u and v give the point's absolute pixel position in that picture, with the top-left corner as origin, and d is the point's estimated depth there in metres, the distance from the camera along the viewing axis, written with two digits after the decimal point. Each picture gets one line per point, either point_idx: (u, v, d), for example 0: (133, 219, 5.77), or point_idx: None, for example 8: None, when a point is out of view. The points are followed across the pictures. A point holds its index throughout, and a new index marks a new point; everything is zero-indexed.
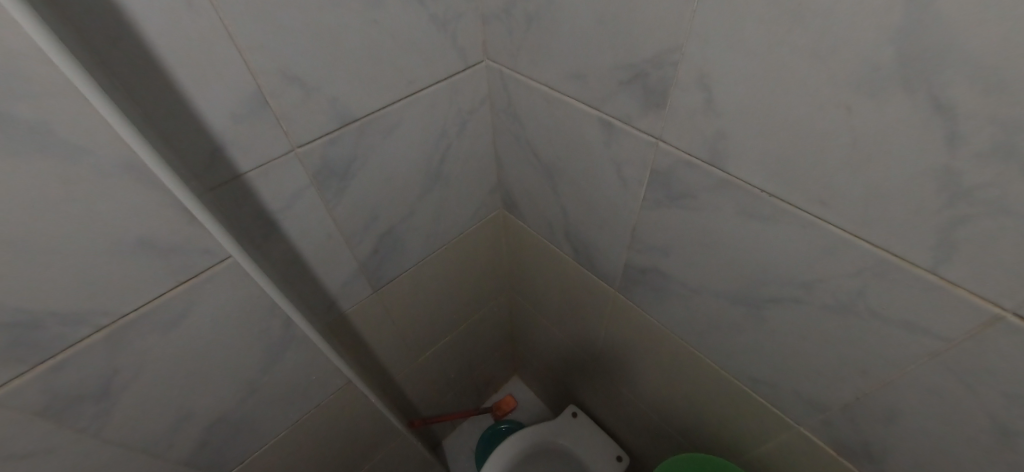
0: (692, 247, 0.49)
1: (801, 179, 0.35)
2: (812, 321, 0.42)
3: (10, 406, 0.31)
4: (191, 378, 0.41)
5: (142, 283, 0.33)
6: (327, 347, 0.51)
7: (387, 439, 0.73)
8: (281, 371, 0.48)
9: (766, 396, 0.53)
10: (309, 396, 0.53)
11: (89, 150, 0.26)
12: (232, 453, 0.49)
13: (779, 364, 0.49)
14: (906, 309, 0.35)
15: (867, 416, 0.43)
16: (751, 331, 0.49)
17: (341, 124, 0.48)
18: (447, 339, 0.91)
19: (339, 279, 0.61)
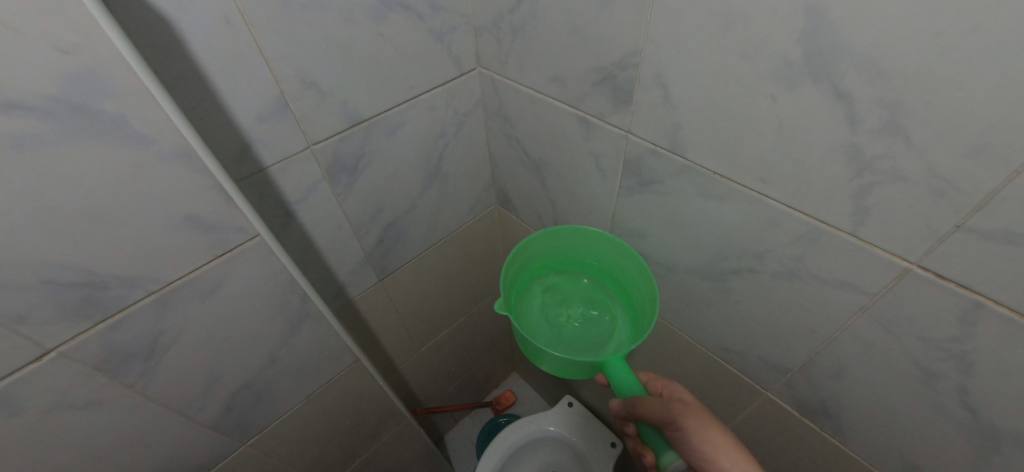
0: (664, 229, 0.55)
1: (743, 161, 0.41)
2: (766, 289, 0.48)
3: (74, 358, 0.37)
4: (221, 345, 0.46)
5: (185, 256, 0.39)
6: (338, 323, 0.56)
7: (390, 423, 0.78)
8: (297, 345, 0.53)
9: (737, 365, 0.59)
10: (321, 370, 0.58)
11: (154, 139, 0.33)
12: (252, 421, 0.55)
13: (745, 332, 0.54)
14: (838, 269, 0.40)
15: (821, 373, 0.48)
16: (719, 303, 0.55)
17: (351, 125, 0.55)
18: (447, 331, 0.97)
19: (348, 267, 0.67)
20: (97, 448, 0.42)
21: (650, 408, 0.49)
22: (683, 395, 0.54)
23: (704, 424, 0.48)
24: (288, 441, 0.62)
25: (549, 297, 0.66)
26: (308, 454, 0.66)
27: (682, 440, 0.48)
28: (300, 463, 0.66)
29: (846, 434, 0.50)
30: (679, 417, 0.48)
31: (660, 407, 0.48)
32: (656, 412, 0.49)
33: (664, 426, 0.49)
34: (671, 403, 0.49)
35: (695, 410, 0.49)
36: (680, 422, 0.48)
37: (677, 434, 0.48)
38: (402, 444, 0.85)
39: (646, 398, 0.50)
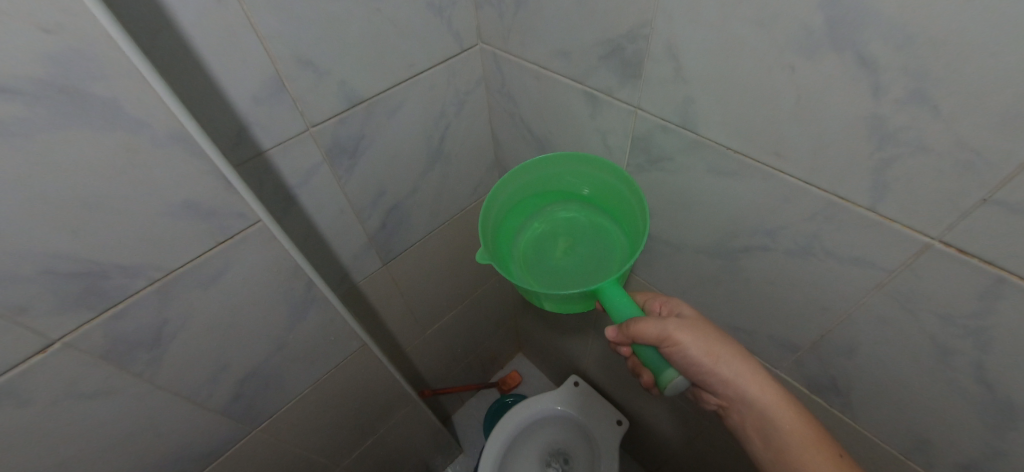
0: (673, 207, 0.54)
1: (758, 135, 0.40)
2: (778, 267, 0.47)
3: (79, 349, 0.36)
4: (227, 332, 0.46)
5: (186, 243, 0.38)
6: (344, 307, 0.56)
7: (398, 404, 0.78)
8: (303, 331, 0.53)
9: (746, 343, 0.58)
10: (329, 354, 0.58)
11: (149, 123, 0.32)
12: (262, 406, 0.55)
13: (755, 311, 0.54)
14: (854, 246, 0.39)
15: (832, 350, 0.48)
16: (728, 282, 0.54)
17: (350, 105, 0.53)
18: (453, 313, 0.97)
19: (352, 252, 0.66)
20: (108, 437, 0.42)
21: (648, 327, 0.46)
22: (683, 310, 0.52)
23: (698, 338, 0.47)
24: (298, 425, 0.62)
25: (540, 231, 0.62)
26: (318, 438, 0.67)
27: (678, 353, 0.47)
28: (311, 446, 0.67)
29: (856, 411, 0.50)
30: (677, 333, 0.46)
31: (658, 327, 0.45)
32: (652, 331, 0.46)
33: (660, 344, 0.46)
34: (666, 321, 0.46)
35: (690, 326, 0.48)
36: (677, 338, 0.46)
37: (672, 350, 0.47)
38: (410, 425, 0.86)
39: (642, 318, 0.46)
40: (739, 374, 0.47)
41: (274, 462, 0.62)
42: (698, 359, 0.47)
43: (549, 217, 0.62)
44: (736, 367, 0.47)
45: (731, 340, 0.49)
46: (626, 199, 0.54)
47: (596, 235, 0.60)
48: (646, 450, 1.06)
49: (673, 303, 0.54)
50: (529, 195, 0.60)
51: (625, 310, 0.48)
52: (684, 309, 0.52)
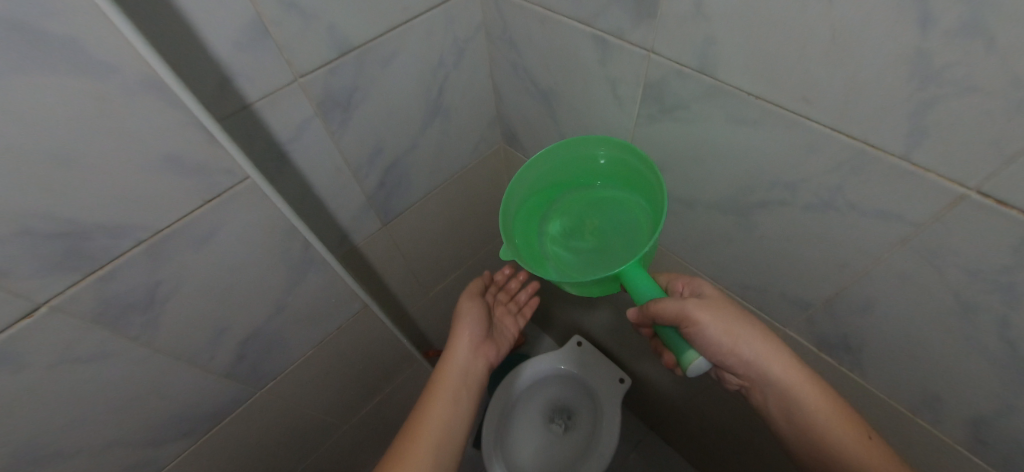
0: (686, 160, 0.51)
1: (785, 79, 0.36)
2: (796, 223, 0.45)
3: (69, 312, 0.35)
4: (224, 294, 0.45)
5: (172, 201, 0.36)
6: (343, 269, 0.55)
7: (403, 364, 0.79)
8: (303, 292, 0.52)
9: (755, 301, 0.57)
10: (331, 315, 0.58)
11: (117, 68, 0.28)
12: (266, 367, 0.55)
13: (768, 269, 0.52)
14: (880, 199, 0.37)
15: (846, 308, 0.47)
16: (740, 239, 0.52)
17: (341, 54, 0.50)
18: (456, 275, 0.96)
19: (350, 212, 0.64)
20: (111, 399, 0.41)
21: (666, 306, 0.45)
22: (706, 290, 0.50)
23: (718, 319, 0.46)
24: (303, 386, 0.62)
25: (566, 217, 0.59)
26: (324, 397, 0.67)
27: (699, 333, 0.45)
28: (319, 405, 0.68)
29: (866, 368, 0.50)
30: (697, 314, 0.45)
31: (678, 309, 0.44)
32: (671, 312, 0.45)
33: (679, 323, 0.45)
34: (687, 303, 0.45)
35: (710, 306, 0.47)
36: (697, 318, 0.45)
37: (692, 330, 0.45)
38: (416, 384, 0.87)
39: (662, 297, 0.45)
40: (758, 353, 0.47)
41: (283, 420, 0.63)
42: (717, 339, 0.46)
43: (573, 203, 0.60)
44: (756, 346, 0.47)
45: (752, 319, 0.48)
46: (645, 172, 0.50)
47: (625, 217, 0.56)
48: (647, 406, 1.09)
49: (696, 283, 0.52)
50: (550, 182, 0.58)
51: (648, 290, 0.46)
52: (706, 289, 0.51)
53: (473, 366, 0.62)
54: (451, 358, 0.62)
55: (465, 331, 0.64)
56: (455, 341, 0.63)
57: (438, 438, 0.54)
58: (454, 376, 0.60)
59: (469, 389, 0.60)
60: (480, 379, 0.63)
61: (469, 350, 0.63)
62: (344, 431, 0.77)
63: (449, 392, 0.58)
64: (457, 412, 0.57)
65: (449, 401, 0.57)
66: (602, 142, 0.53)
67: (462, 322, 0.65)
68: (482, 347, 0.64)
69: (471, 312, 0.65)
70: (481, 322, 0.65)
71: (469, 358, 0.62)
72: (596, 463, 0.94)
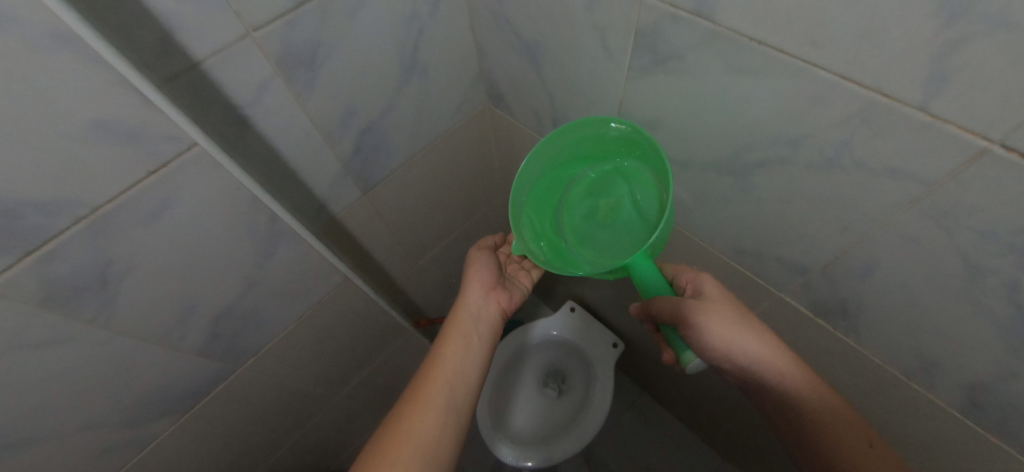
0: (680, 117, 0.47)
1: (792, 21, 0.32)
2: (801, 183, 0.41)
3: (8, 298, 0.32)
4: (188, 271, 0.42)
5: (110, 173, 0.33)
6: (318, 242, 0.52)
7: (393, 335, 0.78)
8: (275, 267, 0.49)
9: (750, 266, 0.55)
10: (310, 289, 0.56)
11: (15, 19, 0.24)
12: (245, 344, 0.53)
13: (766, 233, 0.49)
14: (890, 155, 0.33)
15: (845, 273, 0.44)
16: (737, 202, 0.49)
17: (298, 4, 0.43)
18: (445, 243, 0.93)
19: (325, 181, 0.61)
20: (76, 383, 0.39)
21: (664, 301, 0.46)
22: (706, 288, 0.47)
23: (715, 323, 0.44)
24: (288, 360, 0.61)
25: (580, 205, 0.56)
26: (311, 371, 0.67)
27: (697, 338, 0.45)
28: (306, 378, 0.67)
29: (862, 333, 0.48)
30: (692, 316, 0.44)
31: (676, 308, 0.45)
32: (669, 310, 0.46)
33: (676, 322, 0.46)
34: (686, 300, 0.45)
35: (706, 309, 0.45)
36: (692, 320, 0.44)
37: (690, 333, 0.45)
38: (408, 353, 0.87)
39: (662, 295, 0.47)
40: (758, 356, 0.44)
41: (270, 394, 0.62)
42: (713, 341, 0.44)
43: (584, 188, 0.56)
44: (756, 349, 0.44)
45: (753, 321, 0.45)
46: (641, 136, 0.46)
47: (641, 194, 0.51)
48: (640, 369, 1.10)
49: (699, 279, 0.49)
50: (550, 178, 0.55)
51: (651, 281, 0.47)
52: (706, 287, 0.48)
53: (484, 310, 0.61)
54: (461, 302, 0.61)
55: (473, 278, 0.63)
56: (465, 289, 0.63)
57: (452, 371, 0.53)
58: (465, 317, 0.59)
59: (482, 332, 0.59)
60: (495, 323, 0.61)
61: (479, 295, 0.62)
62: (335, 402, 0.78)
63: (460, 330, 0.57)
64: (471, 349, 0.56)
65: (461, 340, 0.56)
66: (583, 125, 0.49)
67: (471, 270, 0.65)
68: (493, 292, 0.63)
69: (478, 260, 0.66)
70: (489, 269, 0.65)
71: (481, 302, 0.62)
72: (589, 426, 0.96)
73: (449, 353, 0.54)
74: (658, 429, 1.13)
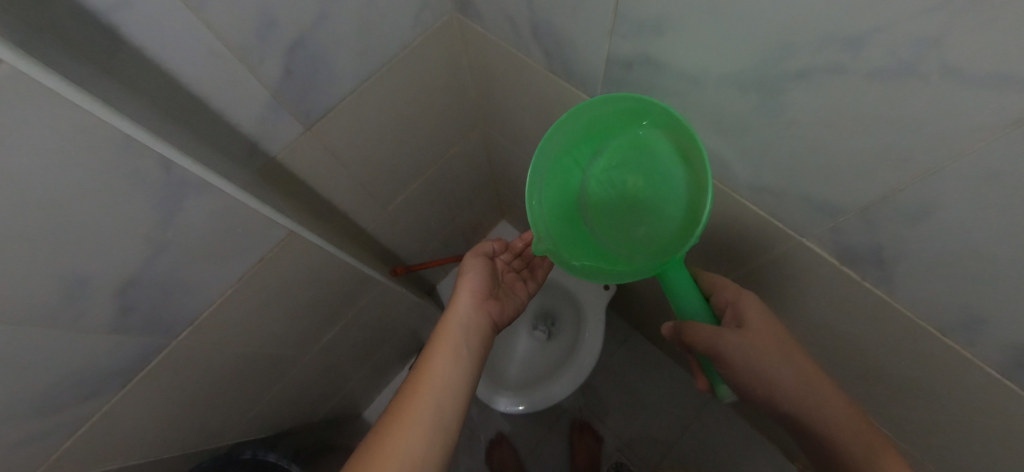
0: (696, 14, 0.34)
1: None
2: (852, 104, 0.30)
3: None
4: (63, 238, 0.33)
5: None
6: (231, 186, 0.41)
7: (363, 289, 0.71)
8: (185, 226, 0.40)
9: (767, 207, 0.46)
10: (241, 249, 0.46)
11: None
12: (172, 315, 0.45)
13: (794, 169, 0.39)
14: (984, 64, 0.23)
15: (892, 218, 0.35)
16: (760, 129, 0.39)
17: None
18: (419, 185, 0.82)
19: (252, 114, 0.48)
20: None
21: (700, 332, 0.48)
22: (749, 312, 0.48)
23: (759, 357, 0.46)
24: (236, 327, 0.54)
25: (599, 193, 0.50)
26: (268, 334, 0.60)
27: (731, 371, 0.47)
28: (264, 341, 0.60)
29: (894, 285, 0.40)
30: (734, 350, 0.46)
31: (716, 337, 0.47)
32: (704, 342, 0.48)
33: (713, 355, 0.48)
34: (725, 329, 0.47)
35: (750, 343, 0.46)
36: (728, 356, 0.46)
37: (726, 367, 0.47)
38: (385, 305, 0.81)
39: (695, 323, 0.48)
40: (802, 388, 0.45)
41: (224, 362, 0.56)
42: (754, 374, 0.46)
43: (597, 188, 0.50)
44: (800, 381, 0.45)
45: (795, 346, 0.47)
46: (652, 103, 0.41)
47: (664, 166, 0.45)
48: (632, 308, 1.05)
49: (740, 299, 0.50)
50: (559, 176, 0.51)
51: (691, 308, 0.49)
52: (747, 308, 0.48)
53: (475, 321, 0.57)
54: (451, 312, 0.56)
55: (465, 287, 0.59)
56: (456, 299, 0.58)
57: (438, 387, 0.48)
58: (454, 328, 0.54)
59: (471, 339, 0.55)
60: (485, 337, 0.57)
61: (470, 305, 0.58)
62: (307, 360, 0.73)
63: (449, 342, 0.53)
64: (460, 364, 0.51)
65: (450, 353, 0.52)
66: (571, 116, 0.46)
67: (464, 278, 0.60)
68: (484, 302, 0.59)
69: (472, 267, 0.61)
70: (483, 276, 0.60)
71: (472, 313, 0.57)
72: (578, 369, 0.93)
73: (436, 367, 0.50)
74: (648, 364, 1.12)
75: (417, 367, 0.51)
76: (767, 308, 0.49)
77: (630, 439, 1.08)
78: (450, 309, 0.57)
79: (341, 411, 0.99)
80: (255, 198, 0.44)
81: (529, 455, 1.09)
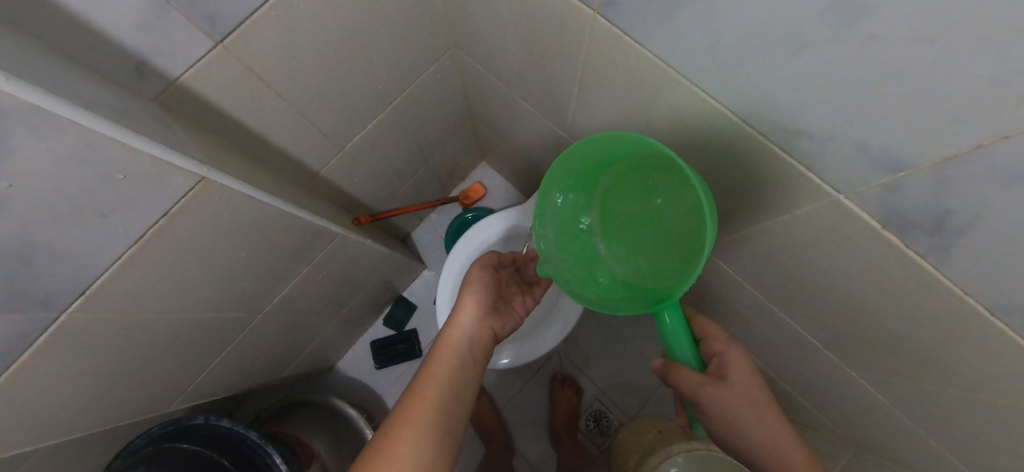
0: None
1: None
2: (975, 13, 0.20)
3: None
4: None
5: None
6: (81, 112, 0.30)
7: (316, 244, 0.62)
8: (22, 170, 0.29)
9: (801, 157, 0.37)
10: (130, 202, 0.36)
11: None
12: (50, 284, 0.36)
13: (854, 106, 0.29)
14: None
15: (972, 175, 0.26)
16: (815, 51, 0.28)
17: None
18: (381, 121, 0.69)
19: (124, 20, 0.35)
20: None
21: (683, 380, 0.46)
22: (732, 366, 0.46)
23: (730, 411, 0.44)
24: (153, 295, 0.45)
25: (610, 212, 0.54)
26: (195, 301, 0.50)
27: (709, 420, 0.45)
28: (198, 307, 0.52)
29: (947, 260, 0.33)
30: (710, 401, 0.44)
31: (695, 386, 0.45)
32: (685, 389, 0.46)
33: (692, 402, 0.46)
34: (705, 380, 0.45)
35: (726, 397, 0.44)
36: (708, 408, 0.44)
37: (704, 415, 0.46)
38: (348, 259, 0.72)
39: (680, 369, 0.46)
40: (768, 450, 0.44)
41: (146, 332, 0.48)
42: (730, 428, 0.44)
43: (611, 217, 0.54)
44: (767, 440, 0.44)
45: (773, 406, 0.45)
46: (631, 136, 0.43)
47: (669, 192, 0.47)
48: None
49: (727, 351, 0.47)
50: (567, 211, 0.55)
51: (680, 350, 0.47)
52: (733, 362, 0.46)
53: (477, 335, 0.54)
54: (454, 324, 0.54)
55: (470, 297, 0.56)
56: (461, 309, 0.56)
57: (446, 393, 0.45)
58: (459, 340, 0.52)
59: (476, 356, 0.52)
60: (486, 352, 0.54)
61: (473, 317, 0.55)
62: (255, 324, 0.65)
63: (455, 353, 0.50)
64: (465, 375, 0.48)
65: (456, 363, 0.49)
66: (561, 164, 0.49)
67: (468, 286, 0.58)
68: (489, 315, 0.57)
69: (478, 277, 0.59)
70: (488, 288, 0.58)
71: (475, 327, 0.55)
72: (560, 326, 0.88)
73: (443, 373, 0.47)
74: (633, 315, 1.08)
75: (420, 374, 0.47)
76: (754, 366, 0.47)
77: (611, 390, 1.06)
78: (455, 321, 0.54)
79: (310, 366, 0.94)
80: (128, 128, 0.33)
81: (508, 404, 1.09)
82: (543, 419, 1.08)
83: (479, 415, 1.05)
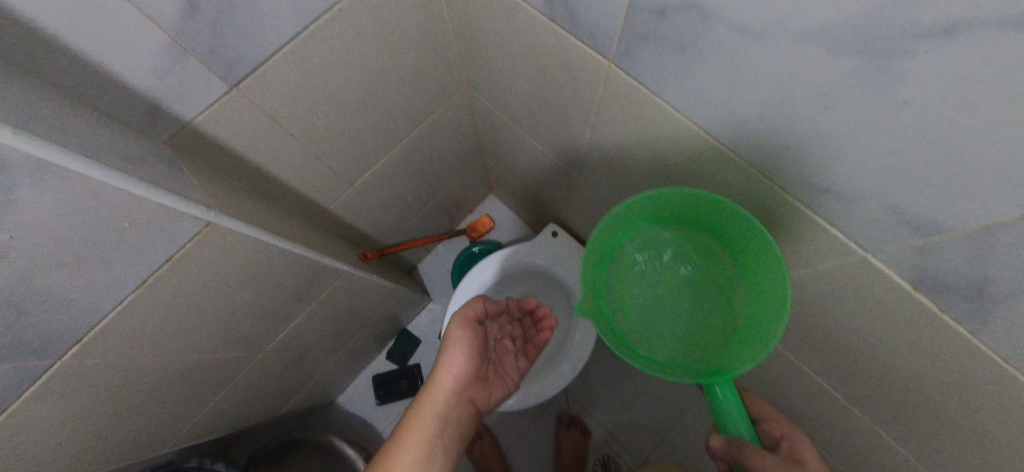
0: None
1: None
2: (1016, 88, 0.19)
3: None
4: None
5: None
6: (90, 165, 0.30)
7: (324, 280, 0.61)
8: (25, 222, 0.29)
9: (824, 213, 0.36)
10: (135, 249, 0.36)
11: None
12: (48, 333, 0.35)
13: (881, 168, 0.28)
14: None
15: (1015, 246, 0.25)
16: (840, 113, 0.28)
17: None
18: (392, 157, 0.69)
19: (142, 68, 0.35)
20: None
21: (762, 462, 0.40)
22: (806, 451, 0.42)
23: None
24: (152, 339, 0.44)
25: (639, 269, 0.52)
26: (195, 343, 0.49)
27: None
28: (199, 349, 0.50)
29: (986, 328, 0.31)
30: None
31: (783, 471, 0.39)
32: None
33: None
34: (791, 466, 0.40)
35: None
36: None
37: None
38: (354, 295, 0.71)
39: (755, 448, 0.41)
40: None
41: (145, 375, 0.47)
42: None
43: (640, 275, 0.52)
44: None
45: None
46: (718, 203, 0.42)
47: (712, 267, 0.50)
48: None
49: (796, 436, 0.44)
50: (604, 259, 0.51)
51: (733, 421, 0.45)
52: (804, 447, 0.43)
53: (453, 408, 0.53)
54: (426, 397, 0.52)
55: (449, 368, 0.54)
56: (443, 374, 0.54)
57: None
58: (429, 416, 0.50)
59: (447, 432, 0.51)
60: (462, 425, 0.53)
61: (448, 390, 0.53)
62: (256, 363, 0.63)
63: (422, 433, 0.48)
64: (432, 457, 0.47)
65: (423, 445, 0.47)
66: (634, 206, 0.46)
67: (451, 347, 0.56)
68: (467, 386, 0.55)
69: (460, 337, 0.56)
70: (470, 352, 0.56)
71: (451, 397, 0.54)
72: (572, 364, 0.83)
73: (407, 459, 0.45)
74: None
75: (382, 458, 0.46)
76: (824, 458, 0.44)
77: (620, 432, 1.02)
78: (436, 385, 0.53)
79: (311, 401, 0.91)
80: (137, 178, 0.33)
81: (513, 444, 1.05)
82: (549, 462, 1.03)
83: (482, 456, 1.01)
